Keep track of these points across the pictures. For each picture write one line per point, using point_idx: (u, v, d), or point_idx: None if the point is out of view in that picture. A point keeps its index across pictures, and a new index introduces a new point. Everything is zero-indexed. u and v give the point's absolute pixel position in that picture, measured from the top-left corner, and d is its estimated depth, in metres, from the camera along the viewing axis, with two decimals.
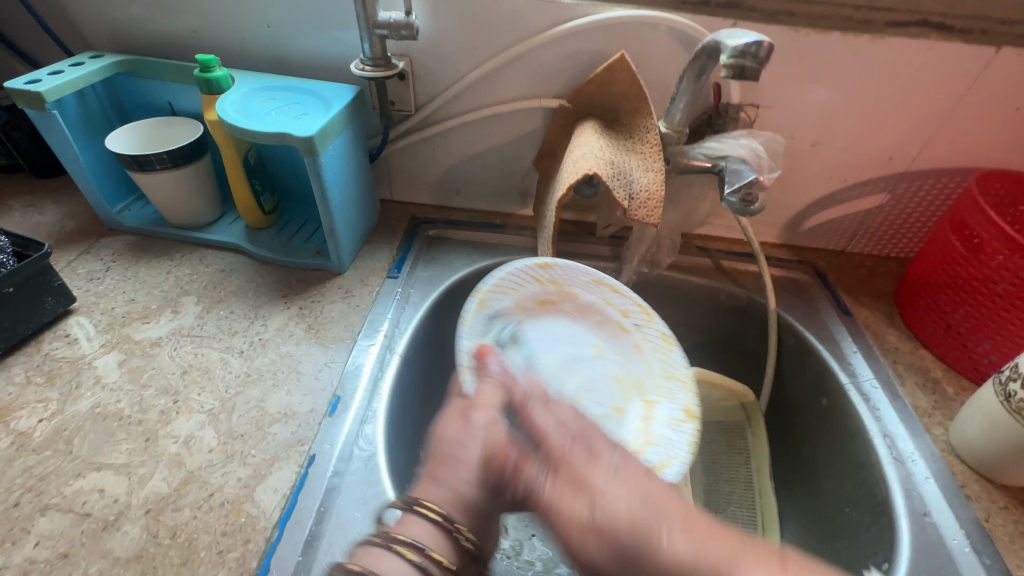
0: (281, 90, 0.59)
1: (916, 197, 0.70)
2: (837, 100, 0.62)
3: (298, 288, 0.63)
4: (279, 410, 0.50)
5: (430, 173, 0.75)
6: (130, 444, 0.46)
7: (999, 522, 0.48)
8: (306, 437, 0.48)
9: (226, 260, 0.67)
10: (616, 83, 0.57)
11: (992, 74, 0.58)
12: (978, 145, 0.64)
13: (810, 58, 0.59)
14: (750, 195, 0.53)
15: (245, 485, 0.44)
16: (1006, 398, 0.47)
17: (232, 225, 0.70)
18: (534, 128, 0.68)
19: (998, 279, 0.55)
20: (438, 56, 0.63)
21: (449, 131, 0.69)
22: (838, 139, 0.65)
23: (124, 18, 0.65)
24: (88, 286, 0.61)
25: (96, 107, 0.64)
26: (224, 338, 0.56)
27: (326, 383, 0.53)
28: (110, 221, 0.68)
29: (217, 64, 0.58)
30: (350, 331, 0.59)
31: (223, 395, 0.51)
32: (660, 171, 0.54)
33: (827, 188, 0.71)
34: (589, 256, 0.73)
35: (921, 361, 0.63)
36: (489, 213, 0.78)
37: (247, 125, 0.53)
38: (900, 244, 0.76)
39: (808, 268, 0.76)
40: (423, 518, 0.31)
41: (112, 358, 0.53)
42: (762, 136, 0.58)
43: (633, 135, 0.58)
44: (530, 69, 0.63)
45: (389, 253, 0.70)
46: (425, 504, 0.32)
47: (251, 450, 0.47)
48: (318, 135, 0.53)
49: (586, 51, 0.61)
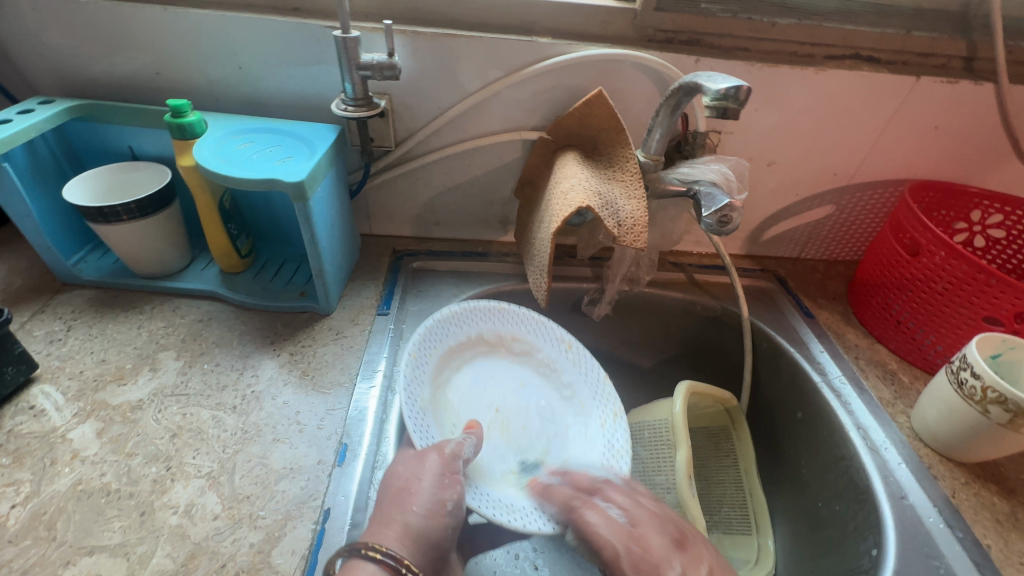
0: (259, 132, 0.58)
1: (858, 207, 0.78)
2: (789, 125, 0.68)
3: (285, 334, 0.61)
4: (284, 466, 0.48)
5: (410, 205, 0.75)
6: (124, 521, 0.43)
7: (964, 496, 0.54)
8: (317, 492, 0.47)
9: (203, 309, 0.63)
10: (595, 117, 0.60)
11: (915, 99, 0.66)
12: (906, 160, 0.72)
13: (765, 88, 0.64)
14: (725, 217, 0.56)
15: (259, 551, 0.42)
16: (959, 385, 0.53)
17: (205, 271, 0.67)
18: (514, 158, 0.70)
19: (938, 279, 0.62)
20: (418, 93, 0.63)
21: (429, 164, 0.70)
22: (791, 159, 0.72)
23: (75, 59, 0.61)
24: (49, 349, 0.56)
25: (46, 155, 0.60)
26: (212, 395, 0.54)
27: (330, 431, 0.52)
28: (67, 275, 0.63)
29: (188, 109, 0.56)
30: (347, 374, 0.57)
31: (221, 455, 0.48)
32: (643, 198, 0.57)
33: (783, 203, 0.77)
34: (572, 278, 0.76)
35: (878, 355, 0.70)
36: (470, 242, 0.79)
37: (231, 171, 0.52)
38: (846, 249, 0.84)
39: (771, 275, 0.82)
40: (367, 561, 0.36)
41: (89, 428, 0.49)
42: (729, 160, 0.63)
43: (612, 164, 0.60)
44: (509, 104, 0.65)
45: (376, 289, 0.69)
46: (372, 549, 0.37)
47: (259, 512, 0.45)
48: (308, 179, 0.52)
49: (563, 86, 0.63)
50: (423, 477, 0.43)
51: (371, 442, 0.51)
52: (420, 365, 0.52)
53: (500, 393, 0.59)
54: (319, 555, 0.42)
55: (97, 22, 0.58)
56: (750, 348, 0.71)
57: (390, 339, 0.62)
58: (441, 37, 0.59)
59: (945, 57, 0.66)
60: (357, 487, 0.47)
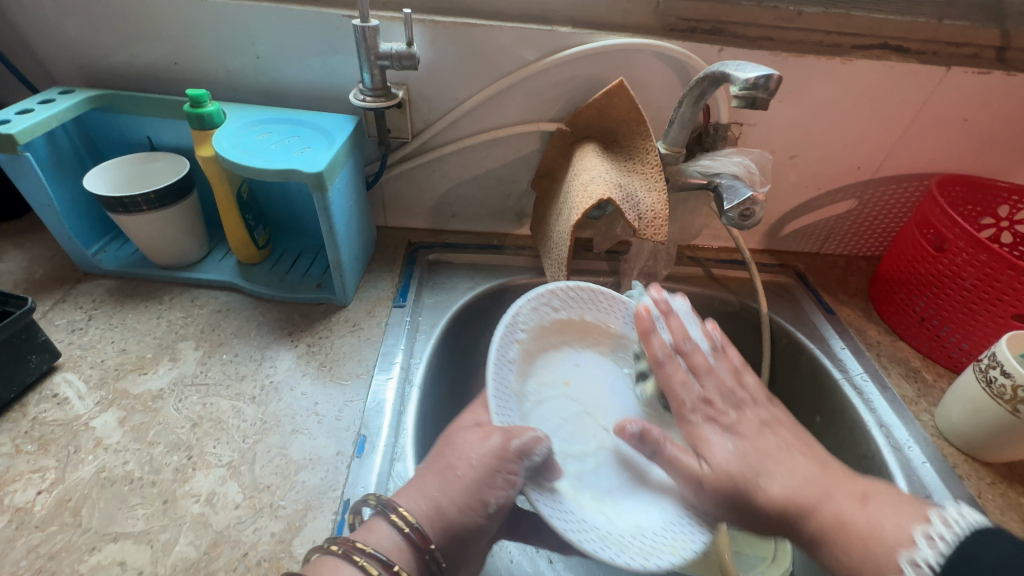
0: (278, 123, 0.58)
1: (881, 201, 0.76)
2: (814, 116, 0.67)
3: (303, 325, 0.61)
4: (304, 457, 0.48)
5: (426, 198, 0.74)
6: (147, 509, 0.43)
7: (990, 496, 0.53)
8: (336, 482, 0.47)
9: (221, 300, 0.64)
10: (615, 108, 0.59)
11: (944, 90, 0.64)
12: (933, 153, 0.70)
13: (790, 78, 0.63)
14: (748, 211, 0.56)
15: (280, 540, 0.42)
16: (987, 384, 0.52)
17: (222, 262, 0.67)
18: (531, 150, 0.69)
19: (965, 275, 0.60)
20: (436, 83, 0.63)
21: (445, 156, 0.69)
22: (813, 152, 0.70)
23: (92, 49, 0.61)
24: (71, 338, 0.57)
25: (66, 145, 0.60)
26: (232, 385, 0.54)
27: (348, 423, 0.52)
28: (87, 265, 0.64)
29: (207, 99, 0.56)
30: (364, 366, 0.57)
31: (241, 445, 0.49)
32: (664, 190, 0.56)
33: (804, 196, 0.76)
34: (588, 272, 0.75)
35: (900, 352, 0.68)
36: (485, 234, 0.79)
37: (250, 161, 0.52)
38: (867, 244, 0.82)
39: (789, 271, 0.81)
40: (391, 527, 0.36)
41: (111, 417, 0.50)
42: (751, 152, 0.62)
43: (633, 156, 0.59)
44: (527, 95, 0.64)
45: (392, 282, 0.69)
46: (400, 513, 0.37)
47: (280, 501, 0.45)
48: (326, 170, 0.52)
49: (582, 76, 0.62)
50: (474, 465, 0.41)
51: (389, 433, 0.51)
52: (509, 350, 0.49)
53: (579, 389, 0.54)
54: None
55: (116, 11, 0.58)
56: (769, 343, 0.70)
57: (407, 332, 0.62)
58: (460, 25, 0.58)
59: (976, 46, 0.64)
60: (376, 478, 0.47)
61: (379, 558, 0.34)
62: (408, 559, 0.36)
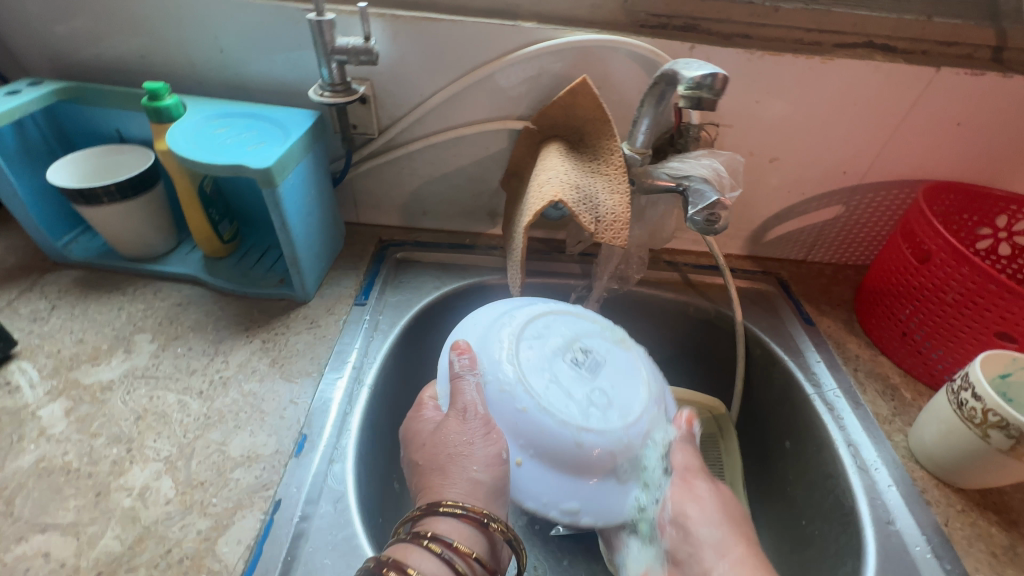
0: (236, 117, 0.58)
1: (870, 208, 0.73)
2: (794, 118, 0.64)
3: (260, 320, 0.61)
4: (241, 454, 0.48)
5: (397, 195, 0.73)
6: (79, 501, 0.44)
7: (958, 525, 0.50)
8: (271, 481, 0.46)
9: (183, 293, 0.64)
10: (580, 106, 0.58)
11: (933, 92, 0.60)
12: (925, 159, 0.67)
13: (765, 78, 0.60)
14: (713, 215, 0.55)
15: (205, 538, 0.42)
16: (958, 406, 0.49)
17: (189, 256, 0.68)
18: (500, 149, 0.68)
19: (948, 289, 0.57)
20: (401, 79, 0.62)
21: (414, 153, 0.68)
22: (795, 156, 0.67)
23: (62, 40, 0.62)
24: (31, 327, 0.58)
25: (34, 136, 0.61)
26: (181, 378, 0.54)
27: (292, 421, 0.51)
28: (56, 255, 0.65)
29: (166, 92, 0.56)
30: (316, 364, 0.57)
31: (181, 440, 0.49)
32: (625, 193, 0.55)
33: (787, 201, 0.73)
34: (560, 274, 0.74)
35: (880, 368, 0.65)
36: (457, 233, 0.77)
37: (200, 156, 0.51)
38: (856, 253, 0.79)
39: (772, 278, 0.77)
40: (448, 515, 0.41)
41: (58, 407, 0.50)
42: (723, 155, 0.60)
43: (598, 157, 0.58)
44: (494, 92, 0.62)
45: (356, 279, 0.68)
46: (448, 505, 0.41)
47: (211, 499, 0.45)
48: (276, 166, 0.51)
49: (549, 73, 0.61)
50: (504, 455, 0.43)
51: (331, 434, 0.51)
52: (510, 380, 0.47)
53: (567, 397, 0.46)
54: (264, 548, 0.42)
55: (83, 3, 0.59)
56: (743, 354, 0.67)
57: (364, 330, 0.61)
58: (420, 20, 0.57)
59: (970, 46, 0.61)
60: (311, 479, 0.47)
61: (442, 538, 0.39)
62: (471, 536, 0.41)
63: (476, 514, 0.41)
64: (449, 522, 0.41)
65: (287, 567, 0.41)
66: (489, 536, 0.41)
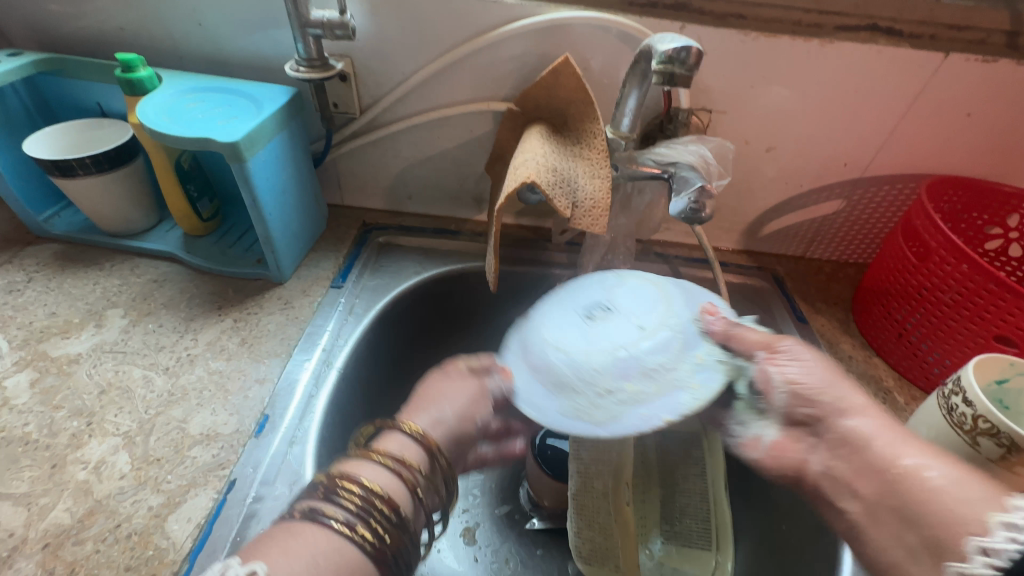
0: (211, 91, 0.57)
1: (873, 203, 0.69)
2: (791, 105, 0.61)
3: (234, 300, 0.61)
4: (201, 432, 0.47)
5: (381, 177, 0.72)
6: (34, 472, 0.43)
7: None
8: (227, 461, 0.46)
9: (160, 270, 0.63)
10: (562, 87, 0.55)
11: (941, 79, 0.57)
12: (933, 151, 0.63)
13: (761, 62, 0.57)
14: (697, 202, 0.52)
15: (155, 514, 0.42)
16: (948, 412, 0.46)
17: (170, 233, 0.67)
18: (484, 132, 0.66)
19: (946, 288, 0.54)
20: (381, 56, 0.60)
21: (397, 134, 0.67)
22: (792, 146, 0.64)
23: (44, 14, 0.61)
24: (6, 299, 0.58)
25: (15, 107, 0.61)
26: (149, 354, 0.54)
27: (255, 402, 0.51)
28: (38, 228, 0.65)
29: (141, 64, 0.55)
30: (285, 344, 0.56)
31: (142, 415, 0.48)
32: (607, 178, 0.53)
33: (784, 193, 0.69)
34: (546, 263, 0.72)
35: (874, 370, 0.62)
36: (444, 219, 0.76)
37: (170, 128, 0.51)
38: (858, 250, 0.75)
39: (767, 274, 0.74)
40: (371, 465, 0.36)
41: (24, 377, 0.50)
42: (712, 142, 0.57)
43: (581, 140, 0.56)
44: (477, 71, 0.61)
45: (335, 262, 0.67)
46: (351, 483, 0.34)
47: (166, 476, 0.44)
48: (244, 140, 0.51)
49: (533, 53, 0.59)
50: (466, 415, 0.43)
51: (294, 415, 0.50)
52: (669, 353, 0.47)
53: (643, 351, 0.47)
54: (213, 527, 0.41)
55: None
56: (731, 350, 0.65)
57: (338, 313, 0.61)
58: None
59: (982, 30, 0.57)
60: (270, 459, 0.46)
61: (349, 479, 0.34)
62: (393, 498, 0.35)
63: (425, 439, 0.39)
64: (400, 441, 0.38)
65: (234, 547, 0.41)
66: (409, 503, 0.35)
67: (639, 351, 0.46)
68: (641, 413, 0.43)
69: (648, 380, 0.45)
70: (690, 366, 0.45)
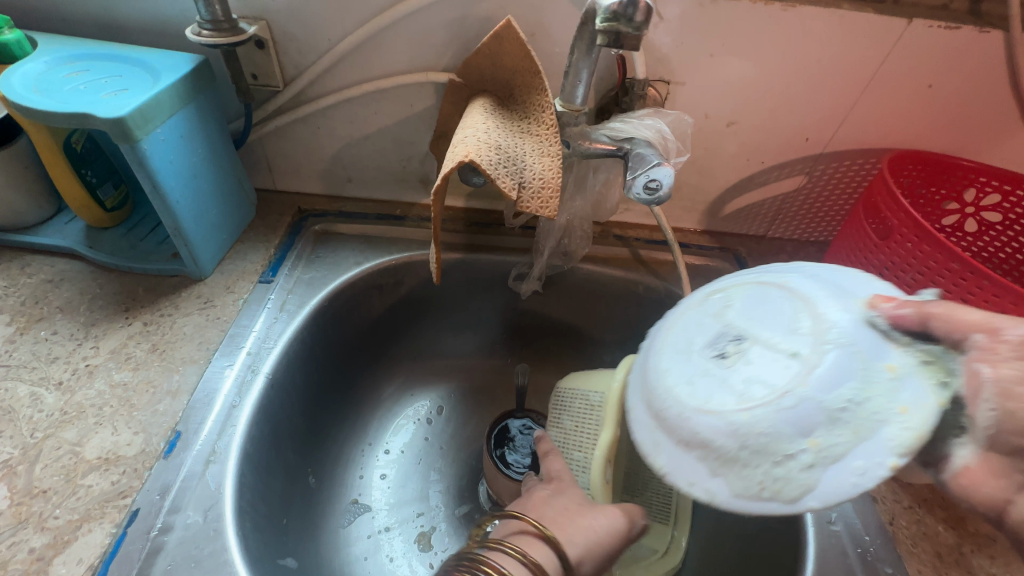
0: (98, 60, 0.49)
1: (834, 179, 0.67)
2: (753, 76, 0.57)
3: (145, 300, 0.54)
4: (98, 456, 0.41)
5: (315, 159, 0.65)
6: None
7: (903, 523, 0.46)
8: (129, 488, 0.40)
9: (57, 268, 0.56)
10: (506, 55, 0.50)
11: (903, 47, 0.54)
12: (894, 124, 0.61)
13: (720, 28, 0.53)
14: (652, 181, 0.47)
15: (38, 558, 0.36)
16: None
17: (69, 225, 0.59)
18: (426, 106, 0.60)
19: (907, 267, 0.53)
20: (302, 19, 0.53)
21: (329, 109, 0.60)
22: (754, 120, 0.61)
23: None
24: None
25: None
26: (39, 367, 0.47)
27: (166, 417, 0.45)
28: None
29: (8, 28, 0.47)
30: (204, 349, 0.50)
31: (27, 440, 0.42)
32: (557, 156, 0.48)
33: (746, 170, 0.66)
34: (500, 249, 0.67)
35: None
36: (389, 203, 0.70)
37: (40, 102, 0.43)
38: (819, 228, 0.74)
39: (729, 255, 0.72)
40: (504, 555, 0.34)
41: None
42: (670, 115, 0.53)
43: (529, 115, 0.50)
44: (413, 37, 0.54)
45: (264, 253, 0.60)
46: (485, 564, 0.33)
47: (53, 511, 0.38)
48: (133, 115, 0.43)
49: (474, 16, 0.53)
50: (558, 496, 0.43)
51: (211, 430, 0.44)
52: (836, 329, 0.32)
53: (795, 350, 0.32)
54: (110, 567, 0.36)
55: None
56: None
57: (267, 311, 0.55)
58: None
59: None
60: (181, 483, 0.41)
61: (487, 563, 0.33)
62: None
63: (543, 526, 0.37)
64: (525, 541, 0.36)
65: None
66: None
67: (810, 389, 0.30)
68: (844, 472, 0.28)
69: (836, 427, 0.29)
70: (886, 386, 0.29)
